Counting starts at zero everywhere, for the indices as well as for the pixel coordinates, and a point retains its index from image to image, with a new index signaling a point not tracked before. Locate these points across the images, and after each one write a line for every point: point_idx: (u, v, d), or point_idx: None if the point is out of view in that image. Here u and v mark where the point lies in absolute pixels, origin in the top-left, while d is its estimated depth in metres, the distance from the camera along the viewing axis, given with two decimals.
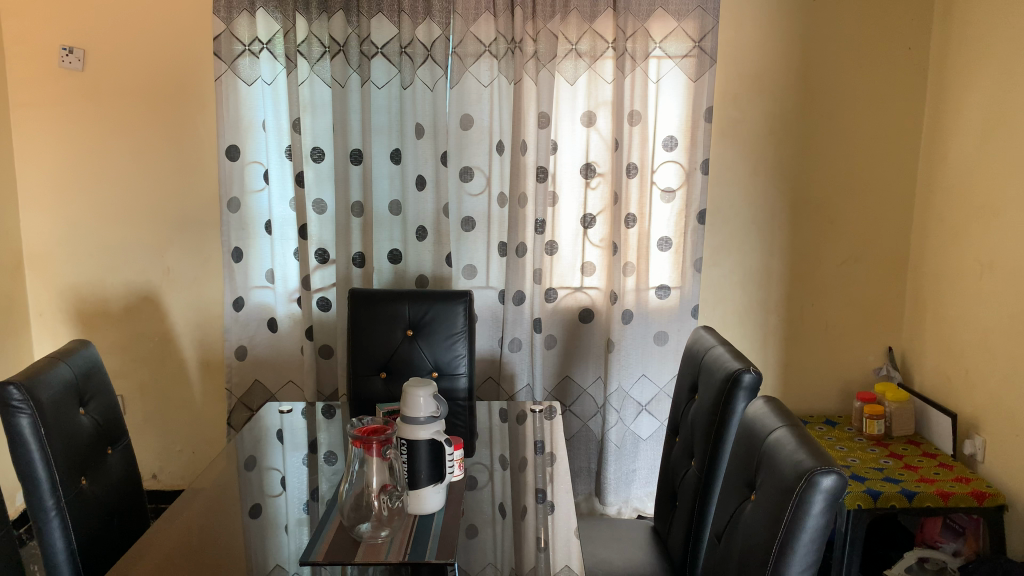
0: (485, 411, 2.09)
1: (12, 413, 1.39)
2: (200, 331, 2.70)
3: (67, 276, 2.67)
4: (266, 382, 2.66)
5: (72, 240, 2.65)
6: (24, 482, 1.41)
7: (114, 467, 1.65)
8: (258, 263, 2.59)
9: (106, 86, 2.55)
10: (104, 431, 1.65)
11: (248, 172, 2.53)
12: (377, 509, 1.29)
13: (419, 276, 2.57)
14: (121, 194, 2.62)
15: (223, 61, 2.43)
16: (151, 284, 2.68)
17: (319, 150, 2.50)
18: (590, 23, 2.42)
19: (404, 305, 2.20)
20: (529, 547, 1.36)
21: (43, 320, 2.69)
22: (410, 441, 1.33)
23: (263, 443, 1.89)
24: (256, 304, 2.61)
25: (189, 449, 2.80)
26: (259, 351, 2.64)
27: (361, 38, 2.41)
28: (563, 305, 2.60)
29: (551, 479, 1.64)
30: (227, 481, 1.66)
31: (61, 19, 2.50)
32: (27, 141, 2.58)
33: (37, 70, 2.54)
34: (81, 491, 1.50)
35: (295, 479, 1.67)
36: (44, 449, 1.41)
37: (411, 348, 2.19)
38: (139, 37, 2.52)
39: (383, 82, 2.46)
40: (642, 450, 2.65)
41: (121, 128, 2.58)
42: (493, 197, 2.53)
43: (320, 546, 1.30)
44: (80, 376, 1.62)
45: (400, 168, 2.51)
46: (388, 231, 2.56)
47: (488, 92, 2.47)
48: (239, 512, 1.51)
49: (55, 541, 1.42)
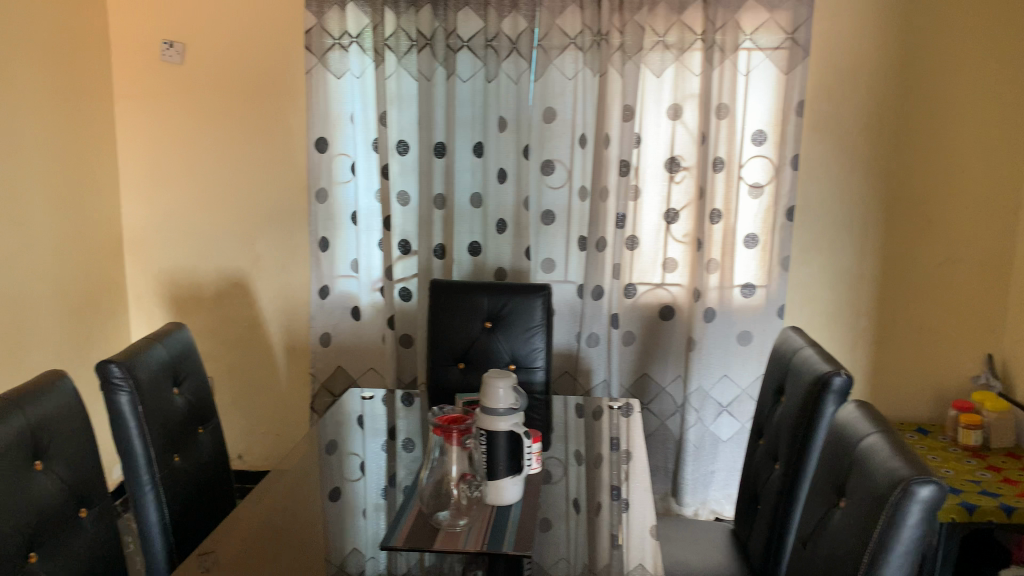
0: (561, 406, 2.08)
1: (113, 390, 1.46)
2: (286, 318, 2.78)
3: (163, 261, 2.79)
4: (348, 369, 2.72)
5: (168, 226, 2.76)
6: (122, 456, 1.47)
7: (204, 446, 1.71)
8: (343, 253, 2.64)
9: (203, 78, 2.65)
10: (195, 410, 1.71)
11: (335, 164, 2.58)
12: (457, 497, 1.30)
13: (498, 269, 2.57)
14: (214, 183, 2.72)
15: (314, 54, 2.49)
16: (241, 271, 2.77)
17: (404, 142, 2.53)
18: (678, 15, 2.37)
19: (483, 297, 2.21)
20: (603, 543, 1.35)
21: (141, 302, 2.83)
22: (489, 432, 1.33)
23: (343, 428, 1.93)
24: (340, 293, 2.67)
25: (273, 431, 2.88)
26: (342, 338, 2.70)
27: (448, 31, 2.44)
28: (643, 301, 2.56)
29: (627, 477, 1.63)
30: (309, 463, 1.71)
31: (162, 14, 2.61)
32: (128, 131, 2.71)
33: (140, 63, 2.66)
34: (174, 467, 1.56)
35: (374, 464, 1.70)
36: (141, 425, 1.48)
37: (490, 340, 2.19)
38: (234, 30, 2.60)
39: (468, 75, 2.46)
40: (721, 451, 2.60)
41: (215, 119, 2.67)
42: (574, 190, 2.51)
43: (400, 531, 1.31)
44: (175, 356, 1.68)
45: (482, 162, 2.51)
46: (469, 223, 2.57)
47: (573, 85, 2.45)
48: (318, 495, 1.54)
49: (149, 513, 1.48)
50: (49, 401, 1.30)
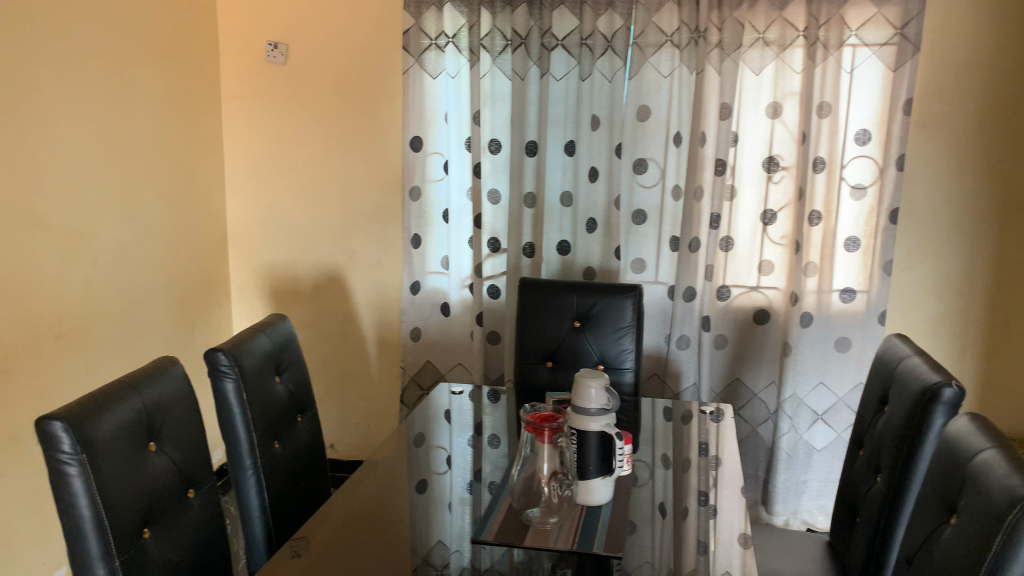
0: (649, 408, 2.06)
1: (219, 376, 1.52)
2: (379, 312, 2.85)
3: (264, 255, 2.90)
4: (437, 363, 2.76)
5: (270, 221, 2.87)
6: (227, 441, 1.54)
7: (303, 434, 1.77)
8: (434, 250, 2.68)
9: (305, 78, 2.74)
10: (295, 399, 1.77)
11: (429, 162, 2.63)
12: (548, 494, 1.32)
13: (587, 269, 2.57)
14: (313, 180, 2.81)
15: (411, 55, 2.54)
16: (337, 265, 2.85)
17: (496, 142, 2.56)
18: (780, 11, 2.30)
19: (572, 296, 2.20)
20: (689, 549, 1.32)
21: (243, 294, 2.95)
22: (580, 431, 1.32)
23: (431, 422, 1.96)
24: (431, 289, 2.71)
25: (364, 422, 2.96)
26: (432, 333, 2.74)
27: (543, 30, 2.44)
28: (736, 304, 2.50)
29: (715, 483, 1.59)
30: (398, 455, 1.74)
31: (268, 17, 2.71)
32: (234, 130, 2.82)
33: (247, 65, 2.76)
34: (274, 454, 1.62)
35: (460, 459, 1.73)
36: (245, 411, 1.54)
37: (578, 340, 2.19)
38: (335, 32, 2.68)
39: (562, 74, 2.47)
40: (815, 460, 2.53)
41: (316, 118, 2.76)
42: (667, 189, 2.48)
43: (491, 526, 1.33)
44: (278, 346, 1.74)
45: (573, 160, 2.51)
46: (559, 222, 2.57)
47: (668, 83, 2.42)
48: (405, 487, 1.57)
49: (250, 497, 1.54)
50: (161, 385, 1.37)
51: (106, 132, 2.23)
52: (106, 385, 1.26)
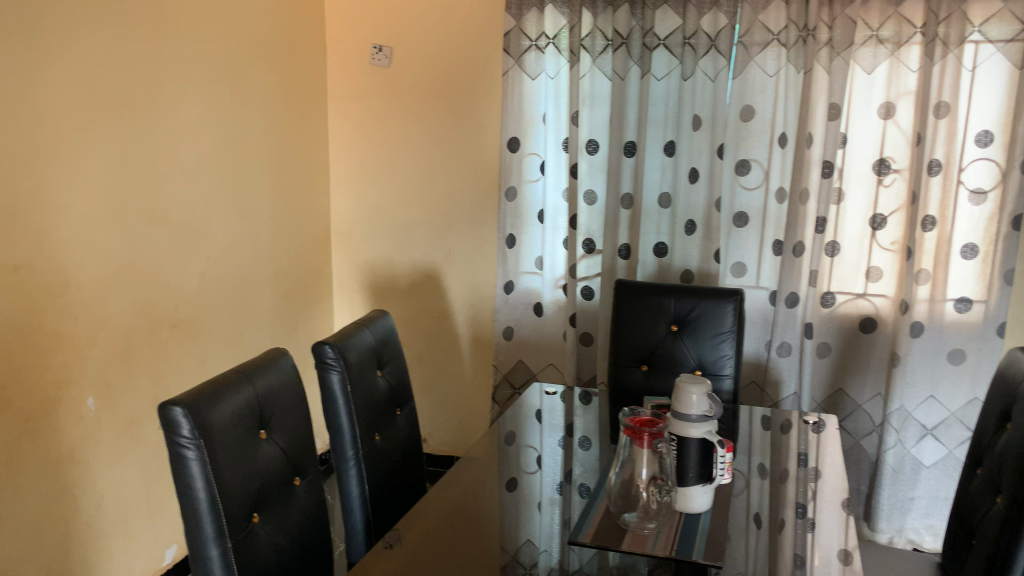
0: (747, 416, 2.01)
1: (326, 368, 1.58)
2: (473, 310, 2.89)
3: (364, 252, 2.98)
4: (529, 363, 2.77)
5: (370, 219, 2.95)
6: (331, 430, 1.59)
7: (402, 427, 1.80)
8: (529, 250, 2.69)
9: (407, 81, 2.80)
10: (396, 393, 1.81)
11: (525, 163, 2.64)
12: (645, 500, 1.28)
13: (684, 272, 2.53)
14: (413, 180, 2.87)
15: (511, 56, 2.55)
16: (433, 264, 2.90)
17: (594, 142, 2.53)
18: (895, 7, 2.21)
19: (670, 299, 2.17)
20: (785, 562, 1.27)
21: (343, 289, 3.04)
22: (680, 438, 1.32)
23: (522, 421, 1.97)
24: (525, 289, 2.72)
25: (457, 418, 3.00)
26: (524, 333, 2.76)
27: (645, 30, 2.42)
28: (841, 311, 2.41)
29: (814, 496, 1.54)
30: (488, 452, 1.75)
31: (374, 21, 2.79)
32: (339, 130, 2.92)
33: (352, 67, 2.85)
34: (375, 445, 1.66)
35: (550, 459, 1.73)
36: (349, 403, 1.59)
37: (676, 344, 2.16)
38: (437, 35, 2.73)
39: (663, 73, 2.43)
40: (923, 477, 2.42)
41: (416, 119, 2.81)
42: (771, 191, 2.41)
43: (588, 528, 1.33)
44: (380, 340, 1.78)
45: (673, 161, 2.47)
46: (656, 223, 2.54)
47: (774, 82, 2.36)
48: (494, 484, 1.58)
49: (351, 486, 1.59)
50: (274, 375, 1.43)
51: (221, 132, 2.35)
52: (223, 374, 1.33)
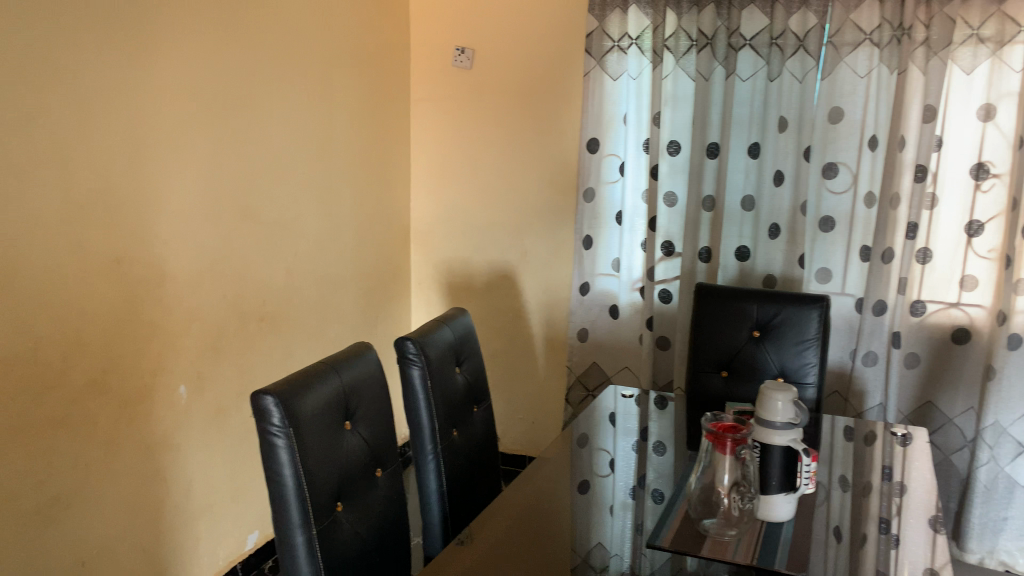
0: (830, 426, 1.95)
1: (407, 363, 1.61)
2: (548, 311, 2.89)
3: (442, 251, 3.02)
4: (603, 366, 2.76)
5: (448, 219, 2.99)
6: (411, 425, 1.62)
7: (479, 423, 1.82)
8: (606, 251, 2.68)
9: (488, 82, 2.82)
10: (473, 390, 1.82)
11: (604, 164, 2.62)
12: (727, 507, 1.26)
13: (767, 276, 2.48)
14: (491, 181, 2.89)
15: (593, 57, 2.55)
16: (510, 264, 2.92)
17: (676, 142, 2.51)
18: (999, 5, 2.12)
19: (752, 304, 2.13)
20: None
21: (421, 287, 3.09)
22: (763, 445, 1.29)
23: (596, 424, 1.96)
24: (601, 291, 2.71)
25: (530, 418, 3.01)
26: (599, 335, 2.74)
27: (730, 30, 2.38)
28: (933, 321, 2.32)
29: (899, 511, 1.49)
30: (561, 453, 1.75)
31: (457, 23, 2.82)
32: (420, 131, 2.97)
33: (435, 69, 2.89)
34: (453, 441, 1.68)
35: (624, 463, 1.73)
36: (429, 398, 1.62)
37: (757, 350, 2.12)
38: (519, 36, 2.75)
39: (748, 74, 2.39)
40: (1019, 497, 2.30)
41: (496, 121, 2.84)
42: (859, 195, 2.34)
43: (667, 532, 1.32)
44: (459, 337, 1.80)
45: (757, 162, 2.43)
46: (739, 227, 2.50)
47: (865, 83, 2.28)
48: (567, 485, 1.58)
49: (430, 480, 1.61)
50: (358, 369, 1.46)
51: (309, 132, 2.42)
52: (311, 366, 1.37)
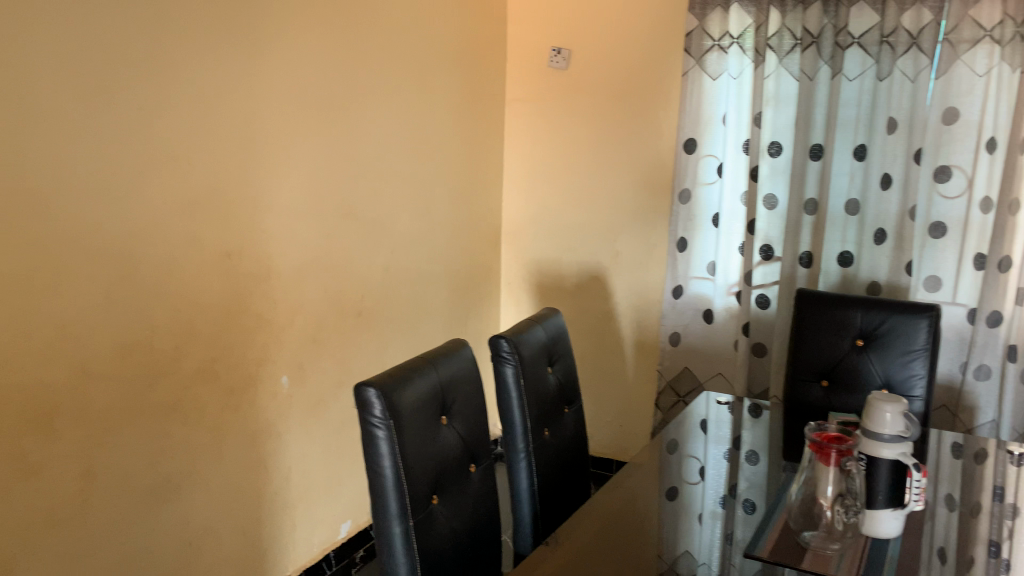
0: (937, 442, 1.86)
1: (501, 361, 1.62)
2: (639, 314, 2.86)
3: (532, 251, 3.04)
4: (695, 371, 2.72)
5: (540, 219, 3.00)
6: (504, 423, 1.63)
7: (571, 425, 1.81)
8: (701, 254, 2.63)
9: (583, 82, 2.82)
10: (566, 390, 1.81)
11: (701, 165, 2.58)
12: (830, 520, 1.22)
13: (871, 283, 2.38)
14: (584, 182, 2.88)
15: (692, 56, 2.51)
16: (601, 265, 2.90)
17: (777, 144, 2.43)
18: None
19: (856, 312, 2.06)
20: None
21: (511, 287, 3.11)
22: (870, 457, 1.26)
23: (687, 430, 1.93)
24: (694, 294, 2.67)
25: (618, 421, 2.99)
26: (692, 339, 2.70)
27: (838, 28, 2.30)
28: None
29: (1011, 535, 1.41)
30: (650, 459, 1.73)
31: (554, 24, 2.83)
32: (514, 131, 2.99)
33: (531, 70, 2.91)
34: (545, 441, 1.68)
35: (714, 472, 1.69)
36: (522, 397, 1.62)
37: (860, 359, 2.04)
38: (616, 36, 2.73)
39: (856, 74, 2.31)
40: None
41: (590, 121, 2.83)
42: (974, 200, 2.23)
43: (767, 542, 1.29)
44: (552, 337, 1.79)
45: (864, 165, 2.34)
46: (842, 232, 2.41)
47: (983, 83, 2.17)
48: (656, 491, 1.56)
49: (521, 479, 1.62)
50: (456, 364, 1.49)
51: (407, 132, 2.47)
52: (410, 360, 1.40)
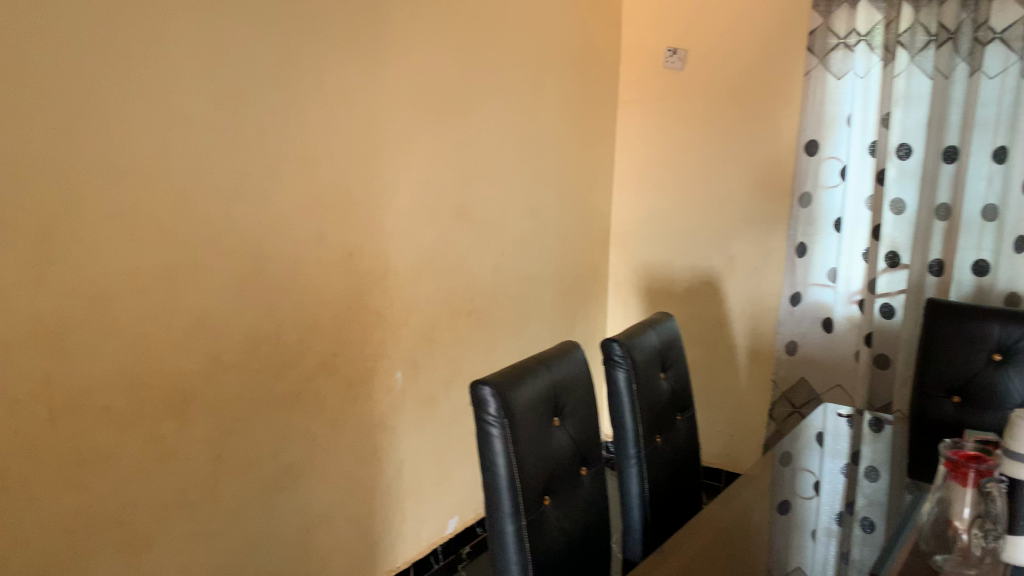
0: None
1: (613, 364, 1.60)
2: (753, 320, 2.78)
3: (642, 254, 3.01)
4: (813, 381, 2.62)
5: (651, 222, 2.97)
6: (615, 428, 1.61)
7: (682, 432, 1.77)
8: (821, 260, 2.54)
9: (699, 83, 2.77)
10: (678, 396, 1.78)
11: (823, 167, 2.49)
12: (964, 543, 1.16)
13: (1009, 294, 2.23)
14: (697, 184, 2.83)
15: (815, 55, 2.44)
16: (713, 270, 2.84)
17: (906, 147, 2.32)
18: None
19: (994, 325, 1.92)
20: None
21: (619, 289, 3.10)
22: (1012, 480, 1.17)
23: (801, 441, 1.85)
24: (813, 302, 2.57)
25: (729, 430, 2.92)
26: (809, 348, 2.60)
27: (978, 23, 2.17)
28: None
29: None
30: (762, 468, 1.67)
31: (670, 24, 2.79)
32: (626, 133, 2.97)
33: (645, 71, 2.88)
34: (656, 448, 1.65)
35: (829, 487, 1.66)
36: (634, 401, 1.60)
37: (997, 375, 1.90)
38: (734, 36, 2.67)
39: (997, 71, 2.16)
40: None
41: (705, 122, 2.78)
42: None
43: (893, 564, 1.26)
44: (664, 342, 1.76)
45: (1004, 168, 2.19)
46: (978, 238, 2.26)
47: None
48: (767, 504, 1.50)
49: (632, 485, 1.60)
50: (569, 366, 1.49)
51: (521, 134, 2.49)
52: (524, 360, 1.42)
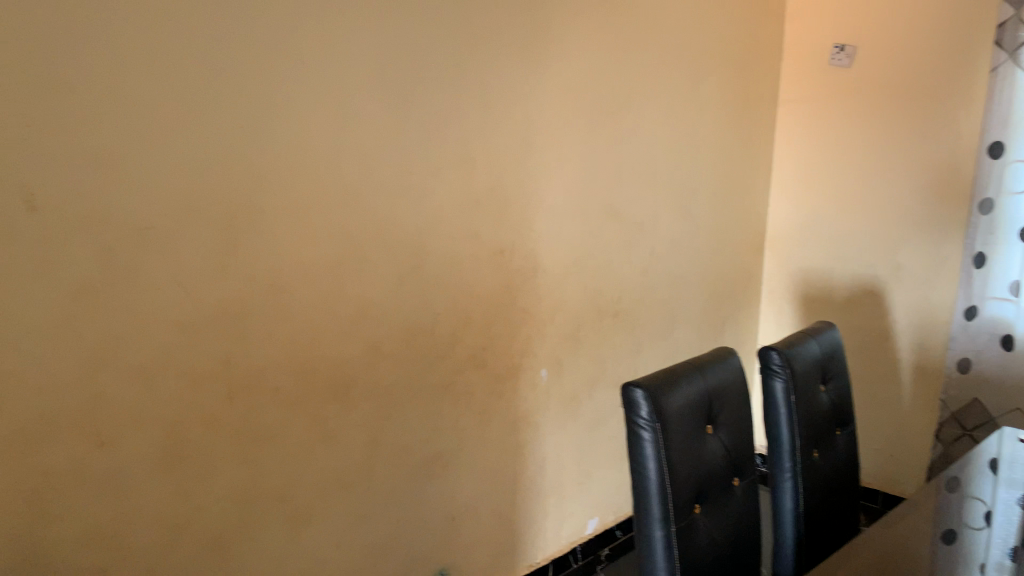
0: None
1: (771, 374, 1.55)
2: (920, 335, 2.59)
3: (800, 260, 2.89)
4: (987, 403, 2.41)
5: (810, 227, 2.84)
6: (770, 440, 1.56)
7: (842, 448, 1.68)
8: (1002, 273, 2.33)
9: (869, 81, 2.62)
10: (840, 411, 1.69)
11: (1008, 171, 2.28)
12: None
13: None
14: (863, 188, 2.68)
15: (1004, 50, 2.25)
16: (878, 279, 2.68)
17: None
18: None
19: None
20: None
21: (773, 295, 2.99)
22: None
23: (972, 466, 1.71)
24: (991, 317, 2.37)
25: (889, 451, 2.73)
26: (986, 367, 2.40)
27: None
28: None
29: None
30: (927, 495, 1.55)
31: (839, 19, 2.66)
32: (787, 134, 2.87)
33: (810, 69, 2.76)
34: (813, 463, 1.58)
35: (1004, 520, 1.52)
36: (792, 413, 1.54)
37: None
38: (910, 30, 2.50)
39: None
40: None
41: (873, 122, 2.62)
42: None
43: None
44: (826, 352, 1.68)
45: None
46: None
47: None
48: (928, 531, 1.40)
49: (785, 500, 1.54)
50: (725, 373, 1.45)
51: (676, 134, 2.45)
52: (679, 365, 1.39)
